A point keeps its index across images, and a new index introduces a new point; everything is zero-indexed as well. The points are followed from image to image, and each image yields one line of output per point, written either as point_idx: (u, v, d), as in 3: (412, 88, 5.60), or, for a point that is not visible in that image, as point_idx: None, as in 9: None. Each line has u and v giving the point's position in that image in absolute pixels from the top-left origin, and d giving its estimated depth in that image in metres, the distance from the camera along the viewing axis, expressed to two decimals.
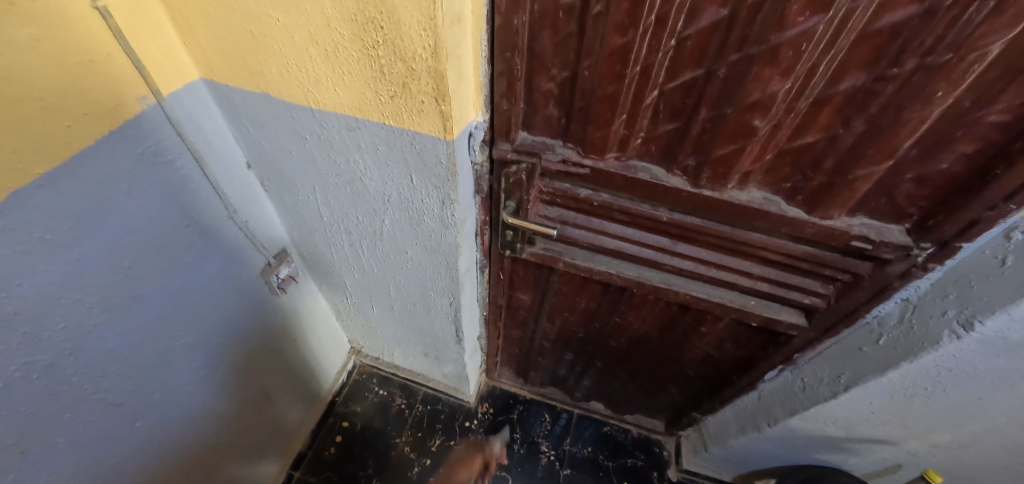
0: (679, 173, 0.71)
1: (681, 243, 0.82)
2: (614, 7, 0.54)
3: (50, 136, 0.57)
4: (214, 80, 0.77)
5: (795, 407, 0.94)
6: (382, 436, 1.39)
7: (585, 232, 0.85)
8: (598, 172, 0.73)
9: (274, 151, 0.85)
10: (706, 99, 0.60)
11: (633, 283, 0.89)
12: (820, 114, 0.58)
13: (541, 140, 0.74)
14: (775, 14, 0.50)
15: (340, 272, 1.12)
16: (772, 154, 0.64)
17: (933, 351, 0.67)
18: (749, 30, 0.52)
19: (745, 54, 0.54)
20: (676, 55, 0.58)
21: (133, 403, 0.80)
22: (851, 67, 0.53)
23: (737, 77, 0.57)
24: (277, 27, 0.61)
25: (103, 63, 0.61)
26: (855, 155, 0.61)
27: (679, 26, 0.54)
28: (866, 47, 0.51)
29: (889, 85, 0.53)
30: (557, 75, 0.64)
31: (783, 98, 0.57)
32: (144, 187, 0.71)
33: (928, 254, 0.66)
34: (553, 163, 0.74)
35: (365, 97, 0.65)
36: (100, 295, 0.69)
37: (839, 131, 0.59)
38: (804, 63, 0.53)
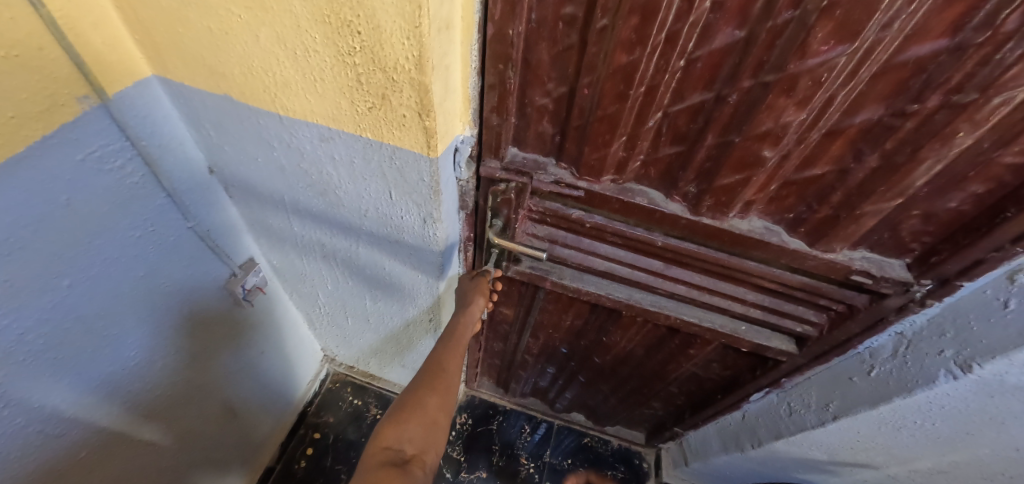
0: (678, 198, 0.67)
1: (674, 266, 0.78)
2: (621, 23, 0.48)
3: None
4: (168, 78, 0.68)
5: (780, 431, 0.93)
6: (354, 448, 1.33)
7: (574, 253, 0.80)
8: (593, 194, 0.68)
9: (238, 156, 0.77)
10: (713, 124, 0.56)
11: (622, 304, 0.85)
12: (831, 145, 0.55)
13: (532, 158, 0.68)
14: (798, 40, 0.45)
15: (312, 282, 1.05)
16: (777, 184, 0.61)
17: (927, 389, 0.65)
18: (767, 55, 0.48)
19: (760, 81, 0.50)
20: (684, 76, 0.53)
21: (77, 431, 0.73)
22: (869, 100, 0.50)
23: (748, 104, 0.52)
24: (239, 24, 0.54)
25: (33, 58, 0.52)
26: (864, 191, 0.57)
27: (690, 46, 0.50)
28: (887, 80, 0.47)
29: (908, 121, 0.50)
30: (553, 91, 0.59)
31: (796, 128, 0.53)
32: (85, 196, 0.63)
33: (927, 291, 0.65)
34: (545, 183, 0.69)
35: (339, 107, 0.59)
36: (34, 318, 0.62)
37: (850, 165, 0.56)
38: (821, 94, 0.49)
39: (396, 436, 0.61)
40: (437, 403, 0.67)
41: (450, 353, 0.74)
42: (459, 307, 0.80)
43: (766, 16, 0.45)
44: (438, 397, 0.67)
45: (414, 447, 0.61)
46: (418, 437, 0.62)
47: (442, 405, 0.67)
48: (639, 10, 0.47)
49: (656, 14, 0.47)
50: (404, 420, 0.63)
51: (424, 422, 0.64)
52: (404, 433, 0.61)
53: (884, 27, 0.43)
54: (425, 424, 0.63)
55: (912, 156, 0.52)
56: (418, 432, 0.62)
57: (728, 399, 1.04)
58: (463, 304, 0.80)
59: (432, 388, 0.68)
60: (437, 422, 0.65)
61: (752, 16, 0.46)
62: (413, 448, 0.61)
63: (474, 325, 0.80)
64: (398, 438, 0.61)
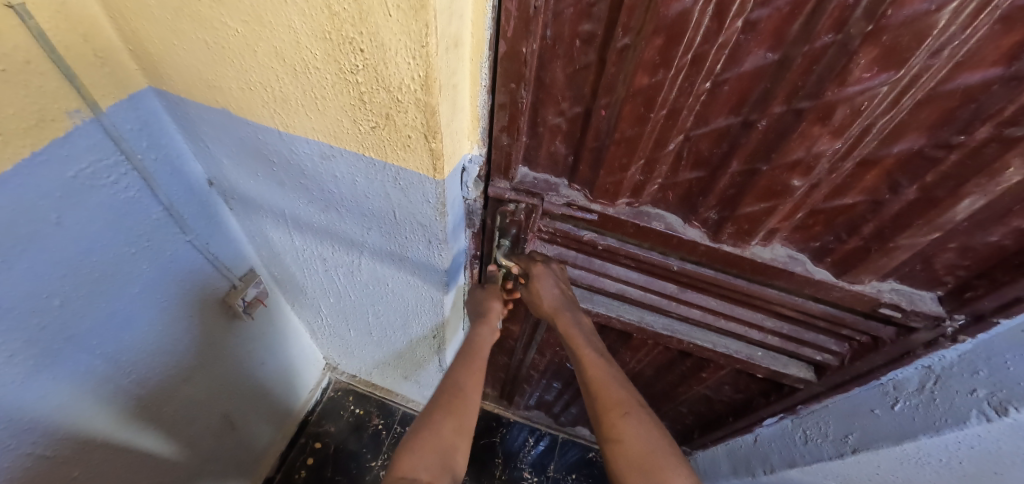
0: (697, 224, 0.64)
1: (689, 290, 0.75)
2: (644, 43, 0.44)
3: None
4: (163, 90, 0.65)
5: (795, 459, 0.90)
6: (355, 459, 1.31)
7: (584, 273, 0.78)
8: (606, 218, 0.66)
9: (238, 170, 0.75)
10: (738, 151, 0.53)
11: (633, 327, 0.83)
12: (866, 175, 0.51)
13: (543, 178, 0.66)
14: (838, 66, 0.41)
15: (314, 295, 1.03)
16: (803, 213, 0.58)
17: (957, 429, 0.61)
18: (801, 80, 0.44)
19: (793, 107, 0.46)
20: (709, 99, 0.50)
21: (68, 451, 0.70)
22: (911, 129, 0.46)
23: (779, 131, 0.49)
24: (236, 38, 0.51)
25: (19, 72, 0.50)
26: (899, 224, 0.54)
27: (717, 68, 0.46)
28: (931, 109, 0.43)
29: (952, 153, 0.46)
30: (567, 110, 0.56)
31: (832, 156, 0.49)
32: (76, 213, 0.61)
33: (958, 327, 0.61)
34: (557, 205, 0.66)
35: (341, 126, 0.56)
36: (23, 340, 0.59)
37: (884, 196, 0.52)
38: (859, 123, 0.45)
39: (411, 463, 0.53)
40: (454, 425, 0.59)
41: (465, 371, 0.66)
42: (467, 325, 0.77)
43: (804, 40, 0.41)
44: (454, 420, 0.59)
45: (431, 474, 0.53)
46: (434, 463, 0.54)
47: (458, 428, 0.59)
48: (665, 30, 0.43)
49: (682, 36, 0.43)
50: (418, 447, 0.55)
51: (439, 446, 0.56)
52: (420, 460, 0.54)
53: (932, 54, 0.39)
54: (442, 450, 0.56)
55: (954, 191, 0.48)
56: (434, 460, 0.55)
57: (739, 422, 1.01)
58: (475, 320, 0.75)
59: (445, 409, 0.60)
60: (455, 447, 0.57)
61: (789, 39, 0.42)
62: (429, 475, 0.53)
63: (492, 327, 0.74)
64: (412, 464, 0.53)
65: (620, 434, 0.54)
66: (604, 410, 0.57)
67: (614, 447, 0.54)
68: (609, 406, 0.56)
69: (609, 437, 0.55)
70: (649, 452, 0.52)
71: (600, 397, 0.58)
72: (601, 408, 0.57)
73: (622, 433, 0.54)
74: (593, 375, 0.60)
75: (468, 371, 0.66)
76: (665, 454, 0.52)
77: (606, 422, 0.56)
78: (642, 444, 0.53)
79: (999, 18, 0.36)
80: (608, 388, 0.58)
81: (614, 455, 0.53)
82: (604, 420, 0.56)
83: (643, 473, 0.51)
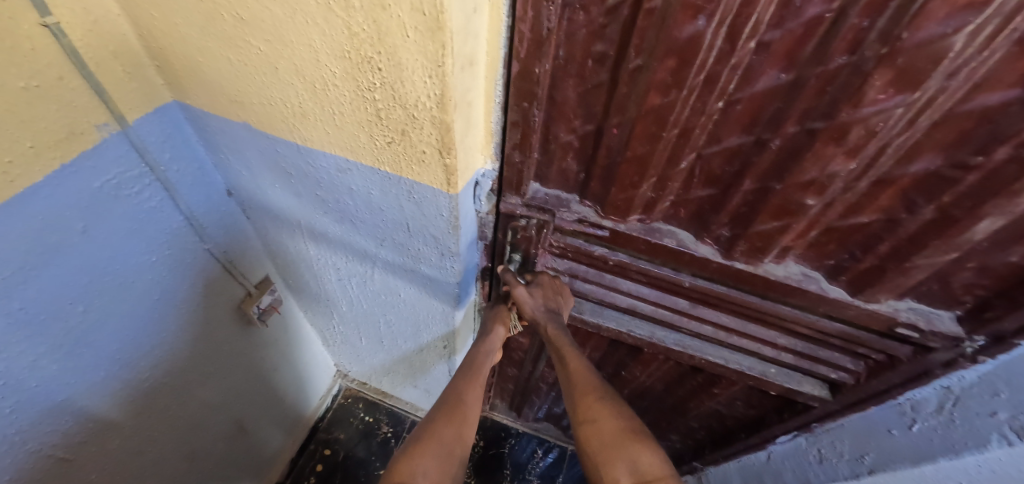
0: (709, 241, 0.64)
1: (700, 306, 0.75)
2: (656, 63, 0.45)
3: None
4: (187, 103, 0.67)
5: (809, 478, 0.88)
6: (363, 467, 1.31)
7: (596, 287, 0.78)
8: (618, 234, 0.66)
9: (255, 181, 0.76)
10: (751, 169, 0.53)
11: (644, 342, 0.83)
12: (881, 195, 0.51)
13: (555, 194, 0.67)
14: (852, 86, 0.41)
15: (327, 303, 1.05)
16: (818, 231, 0.57)
17: (976, 453, 0.59)
18: (815, 99, 0.44)
19: (806, 127, 0.46)
20: (721, 118, 0.50)
21: (88, 454, 0.72)
22: (926, 149, 0.45)
23: (792, 149, 0.49)
24: (258, 55, 0.53)
25: (54, 88, 0.53)
26: (916, 243, 0.53)
27: (730, 88, 0.46)
28: (947, 130, 0.43)
29: (970, 174, 0.45)
30: (579, 128, 0.57)
31: (847, 175, 0.49)
32: (102, 222, 0.63)
33: (978, 347, 0.60)
34: (568, 221, 0.67)
35: (358, 141, 0.57)
36: (46, 345, 0.61)
37: (900, 216, 0.52)
38: (875, 143, 0.45)
39: (412, 469, 0.54)
40: (454, 434, 0.59)
41: (472, 383, 0.66)
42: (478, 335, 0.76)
43: (816, 59, 0.41)
44: (455, 428, 0.59)
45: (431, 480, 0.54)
46: (434, 470, 0.54)
47: (460, 438, 0.59)
48: (677, 52, 0.44)
49: (696, 56, 0.43)
50: (419, 453, 0.55)
51: (440, 454, 0.56)
52: (420, 466, 0.54)
53: (950, 75, 0.38)
54: (441, 456, 0.56)
55: (972, 211, 0.47)
56: (434, 465, 0.55)
57: (752, 439, 1.00)
58: (483, 334, 0.76)
59: (446, 417, 0.60)
60: (455, 456, 0.57)
61: (802, 61, 0.42)
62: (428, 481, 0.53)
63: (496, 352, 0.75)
64: (412, 471, 0.53)
65: (594, 415, 0.56)
66: (580, 393, 0.59)
67: (588, 428, 0.56)
68: (586, 390, 0.59)
69: (584, 418, 0.57)
70: (621, 429, 0.55)
71: (577, 382, 0.60)
72: (578, 392, 0.59)
73: (596, 413, 0.56)
74: (572, 362, 0.63)
75: (469, 382, 0.66)
76: (635, 430, 0.55)
77: (581, 404, 0.58)
78: (614, 423, 0.55)
79: (1016, 41, 0.36)
80: (584, 374, 0.61)
81: (587, 435, 0.55)
82: (579, 402, 0.58)
83: (615, 448, 0.53)
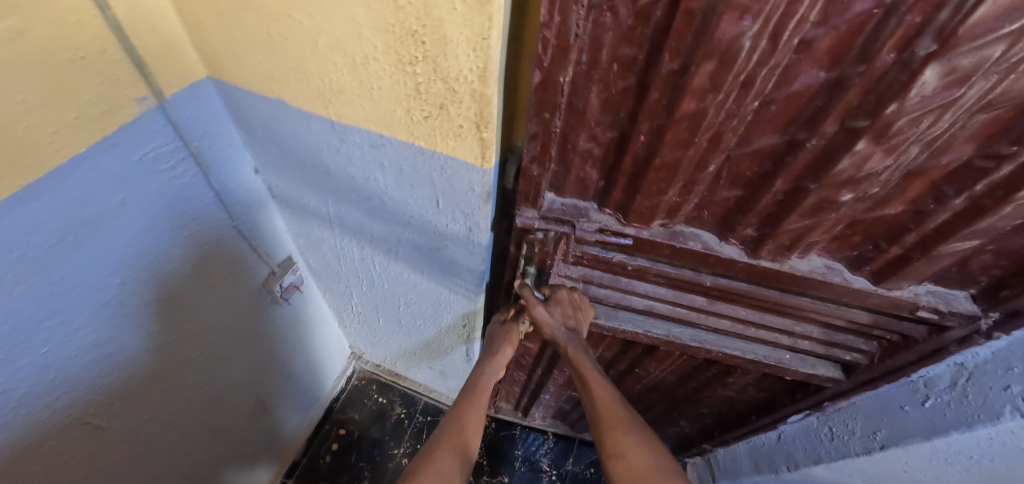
0: (735, 241, 0.67)
1: (719, 302, 0.77)
2: (695, 68, 0.45)
3: (31, 144, 0.50)
4: (221, 79, 0.68)
5: (820, 455, 0.90)
6: (378, 446, 1.34)
7: (611, 292, 0.80)
8: (641, 240, 0.69)
9: (286, 161, 0.78)
10: (784, 170, 0.54)
11: (660, 341, 0.85)
12: (910, 186, 0.52)
13: (572, 204, 0.69)
14: (899, 84, 0.41)
15: (348, 284, 1.06)
16: (844, 225, 0.59)
17: (990, 426, 0.61)
18: (855, 100, 0.44)
19: (847, 127, 0.47)
20: (755, 119, 0.50)
21: (121, 424, 0.74)
22: (959, 140, 0.46)
23: (829, 150, 0.50)
24: (299, 30, 0.53)
25: (98, 60, 0.54)
26: (942, 233, 0.55)
27: (767, 88, 0.46)
28: (984, 123, 0.44)
29: (1004, 164, 0.46)
30: (601, 135, 0.58)
31: (883, 172, 0.50)
32: (140, 196, 0.64)
33: (993, 323, 0.62)
34: (589, 231, 0.69)
35: (394, 116, 0.58)
36: (86, 314, 0.63)
37: (929, 207, 0.53)
38: (909, 138, 0.46)
39: None
40: (452, 464, 0.59)
41: (474, 408, 0.68)
42: (485, 351, 0.78)
43: (860, 60, 0.41)
44: (453, 457, 0.60)
45: None
46: None
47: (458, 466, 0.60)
48: (713, 57, 0.43)
49: (736, 61, 0.43)
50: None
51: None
52: None
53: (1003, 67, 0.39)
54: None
55: (1003, 200, 0.49)
56: None
57: (763, 420, 1.02)
58: (491, 349, 0.78)
59: (450, 448, 0.61)
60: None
61: (845, 60, 0.42)
62: None
63: (500, 370, 0.77)
64: None
65: (624, 451, 0.57)
66: (607, 429, 0.60)
67: (618, 463, 0.57)
68: (612, 425, 0.60)
69: (613, 453, 0.58)
70: (652, 466, 0.56)
71: (603, 416, 0.61)
72: (604, 427, 0.60)
73: (624, 449, 0.57)
74: (596, 394, 0.64)
75: (474, 409, 0.67)
76: (667, 469, 0.56)
77: (608, 439, 0.59)
78: (644, 459, 0.56)
79: None
80: (610, 408, 0.62)
81: (617, 471, 0.57)
82: (607, 437, 0.59)
83: None
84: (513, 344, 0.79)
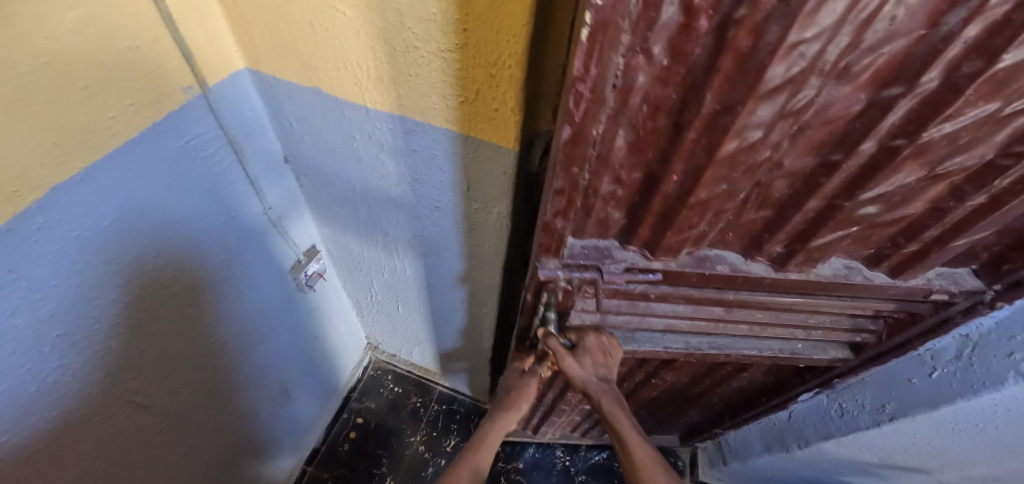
0: (762, 258, 0.69)
1: (736, 309, 0.78)
2: (743, 109, 0.45)
3: (92, 129, 0.53)
4: (259, 69, 0.72)
5: (830, 431, 0.95)
6: (395, 434, 1.38)
7: (629, 317, 0.79)
8: (670, 272, 0.69)
9: (316, 148, 0.81)
10: (818, 190, 0.56)
11: (680, 354, 0.87)
12: (933, 188, 0.56)
13: (593, 244, 0.68)
14: (944, 101, 0.44)
15: (368, 271, 1.09)
16: (861, 227, 0.62)
17: (994, 390, 0.66)
18: (898, 120, 0.47)
19: (888, 145, 0.50)
20: (791, 142, 0.51)
21: (162, 403, 0.77)
22: (981, 144, 0.50)
23: (870, 166, 0.52)
24: (343, 21, 0.57)
25: (152, 51, 0.57)
26: (961, 226, 0.59)
27: (806, 116, 0.48)
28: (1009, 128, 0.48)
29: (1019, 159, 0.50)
30: (625, 177, 0.57)
31: (913, 177, 0.54)
32: (183, 182, 0.68)
33: (996, 293, 0.66)
34: (617, 271, 0.69)
35: (430, 102, 0.62)
36: (136, 294, 0.66)
37: (948, 204, 0.57)
38: (942, 149, 0.50)
39: None
40: None
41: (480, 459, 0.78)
42: (503, 403, 0.87)
43: (902, 82, 0.43)
44: None
45: None
46: None
47: None
48: (757, 95, 0.44)
49: (789, 92, 0.45)
50: None
51: None
52: None
53: None
54: None
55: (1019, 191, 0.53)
56: None
57: (773, 401, 1.04)
58: (508, 403, 0.87)
59: None
60: None
61: (888, 82, 0.44)
62: None
63: (513, 423, 0.86)
64: None
65: None
66: None
67: None
68: None
69: None
70: None
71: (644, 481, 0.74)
72: None
73: None
74: (638, 459, 0.75)
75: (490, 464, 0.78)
76: None
77: None
78: None
79: None
80: (652, 473, 0.74)
81: None
82: None
83: None
84: (530, 399, 0.88)
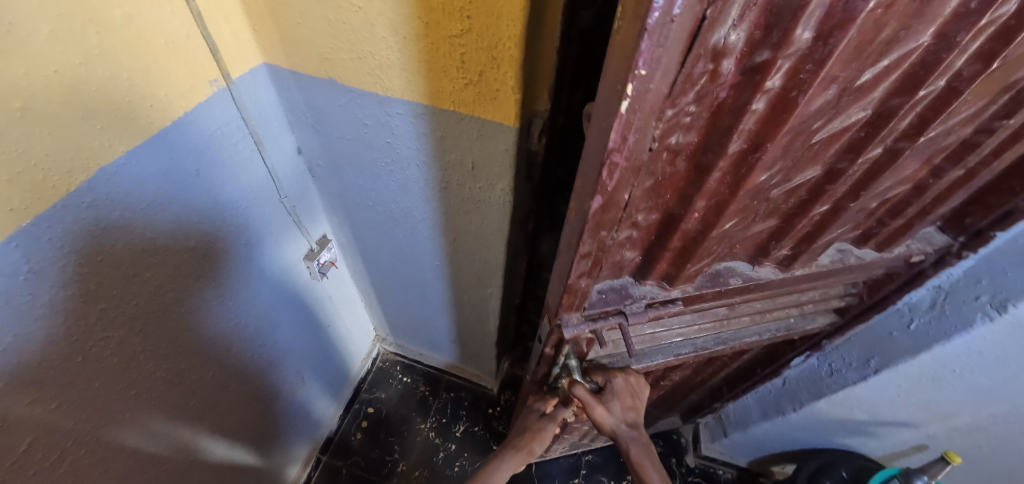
0: (769, 262, 0.74)
1: (739, 304, 0.82)
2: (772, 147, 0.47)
3: (134, 116, 0.59)
4: (277, 64, 0.78)
5: (822, 391, 1.01)
6: (407, 422, 1.42)
7: (643, 335, 0.81)
8: (688, 295, 0.74)
9: (328, 137, 0.87)
10: (823, 197, 0.60)
11: (691, 356, 0.89)
12: (919, 173, 0.61)
13: (613, 287, 0.72)
14: (942, 103, 0.48)
15: (375, 257, 1.14)
16: (854, 219, 0.67)
17: (965, 333, 0.74)
18: (904, 125, 0.51)
19: (890, 148, 0.54)
20: (806, 159, 0.54)
21: (189, 380, 0.82)
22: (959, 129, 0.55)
23: (874, 169, 0.57)
24: (357, 13, 0.63)
25: (184, 45, 0.63)
26: (941, 197, 0.65)
27: (820, 139, 0.51)
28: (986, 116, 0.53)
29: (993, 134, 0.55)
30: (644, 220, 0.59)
31: (908, 169, 0.59)
32: (211, 168, 0.73)
33: (962, 244, 0.72)
34: (639, 307, 0.73)
35: (438, 86, 0.67)
36: (168, 273, 0.71)
37: (929, 182, 0.62)
38: (932, 143, 0.55)
39: None
40: None
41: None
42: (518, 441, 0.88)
43: (906, 94, 0.47)
44: None
45: None
46: None
47: None
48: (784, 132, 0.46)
49: (812, 123, 0.47)
50: None
51: None
52: None
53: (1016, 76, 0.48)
54: None
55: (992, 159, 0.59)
56: None
57: (766, 371, 1.07)
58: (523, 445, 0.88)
59: None
60: None
61: (893, 94, 0.47)
62: None
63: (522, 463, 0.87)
64: None
65: None
66: None
67: None
68: None
69: None
70: None
71: None
72: None
73: None
74: None
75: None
76: None
77: None
78: None
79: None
80: None
81: None
82: None
83: None
84: (545, 442, 0.89)
